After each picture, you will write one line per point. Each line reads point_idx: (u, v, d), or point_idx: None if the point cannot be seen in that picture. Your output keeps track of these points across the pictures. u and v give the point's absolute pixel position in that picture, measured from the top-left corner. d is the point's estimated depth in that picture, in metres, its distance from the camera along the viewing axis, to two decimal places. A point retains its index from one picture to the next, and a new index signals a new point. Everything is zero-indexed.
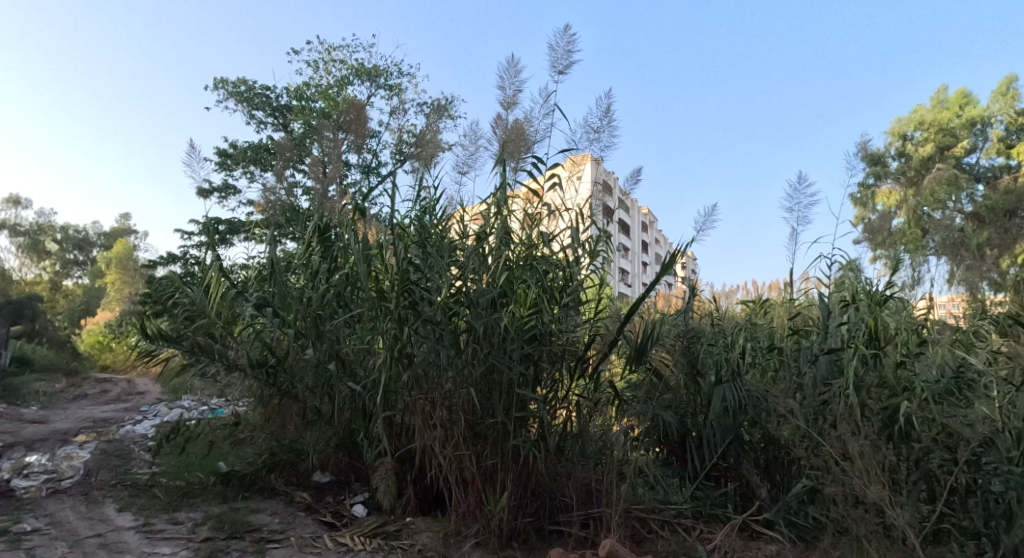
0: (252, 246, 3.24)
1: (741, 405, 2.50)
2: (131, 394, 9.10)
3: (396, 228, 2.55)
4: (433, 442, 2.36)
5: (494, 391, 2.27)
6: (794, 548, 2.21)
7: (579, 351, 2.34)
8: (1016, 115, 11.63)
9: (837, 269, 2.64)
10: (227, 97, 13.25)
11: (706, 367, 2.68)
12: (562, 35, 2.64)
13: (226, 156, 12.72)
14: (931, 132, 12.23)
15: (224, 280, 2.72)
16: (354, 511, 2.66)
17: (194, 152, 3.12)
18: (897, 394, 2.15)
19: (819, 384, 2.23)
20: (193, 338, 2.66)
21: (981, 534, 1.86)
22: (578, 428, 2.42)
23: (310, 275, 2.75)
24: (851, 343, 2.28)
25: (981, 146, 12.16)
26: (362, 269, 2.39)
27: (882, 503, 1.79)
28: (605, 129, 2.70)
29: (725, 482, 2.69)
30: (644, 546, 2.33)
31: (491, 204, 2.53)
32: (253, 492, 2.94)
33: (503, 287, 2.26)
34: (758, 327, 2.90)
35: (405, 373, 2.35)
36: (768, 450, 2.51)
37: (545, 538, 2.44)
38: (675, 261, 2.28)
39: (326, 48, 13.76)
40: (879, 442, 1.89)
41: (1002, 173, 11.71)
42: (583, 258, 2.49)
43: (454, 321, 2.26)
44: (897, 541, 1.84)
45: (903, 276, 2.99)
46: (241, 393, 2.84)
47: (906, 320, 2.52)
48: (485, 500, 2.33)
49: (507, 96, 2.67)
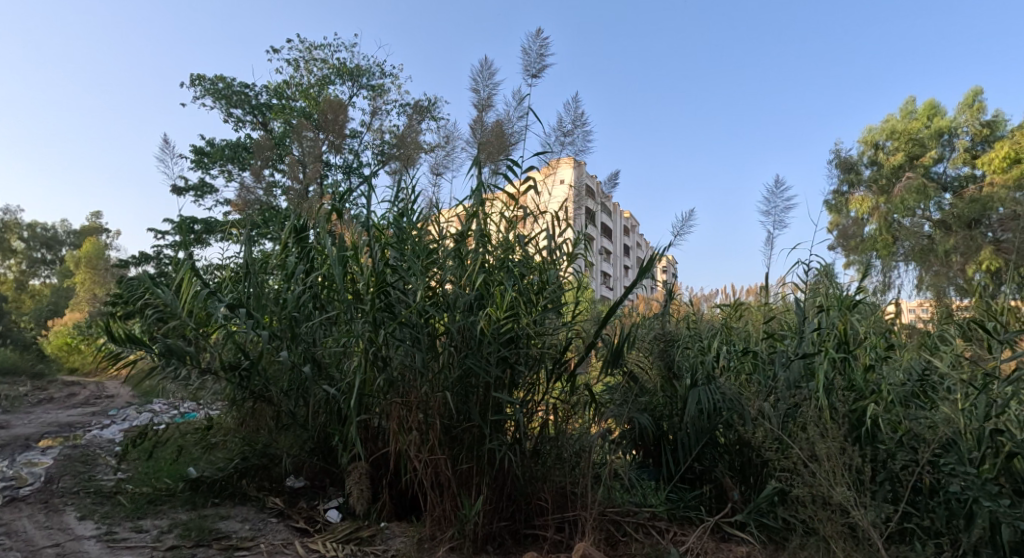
0: (227, 245, 3.17)
1: (716, 408, 2.52)
2: (100, 396, 8.86)
3: (373, 229, 2.53)
4: (408, 446, 2.33)
5: (471, 395, 2.28)
6: (765, 549, 2.25)
7: (557, 354, 2.34)
8: (981, 127, 12.03)
9: (813, 274, 2.68)
10: (204, 94, 13.01)
11: (681, 371, 2.73)
12: (534, 39, 2.65)
13: (203, 154, 12.49)
14: (901, 142, 12.59)
15: (195, 280, 2.63)
16: (328, 517, 2.63)
17: (167, 147, 3.00)
18: (865, 395, 2.20)
19: (791, 387, 2.28)
20: (165, 340, 2.51)
21: (943, 534, 1.91)
22: (555, 431, 2.43)
23: (286, 277, 2.70)
24: (821, 346, 2.32)
25: (949, 156, 12.41)
26: (338, 271, 2.34)
27: (847, 504, 1.82)
28: (579, 133, 2.71)
29: (699, 484, 2.71)
30: (617, 549, 2.33)
31: (468, 207, 2.53)
32: (222, 499, 2.85)
33: (480, 289, 2.24)
34: (734, 331, 2.94)
35: (379, 376, 2.31)
36: (743, 453, 2.51)
37: (520, 542, 2.44)
38: (651, 265, 2.29)
39: (306, 46, 13.62)
40: (846, 444, 1.92)
41: (967, 183, 12.11)
42: (562, 261, 2.49)
43: (431, 324, 2.23)
44: (862, 542, 1.87)
45: (875, 281, 3.06)
46: (213, 397, 2.77)
47: (875, 325, 2.58)
48: (461, 504, 2.32)
49: (481, 98, 2.67)
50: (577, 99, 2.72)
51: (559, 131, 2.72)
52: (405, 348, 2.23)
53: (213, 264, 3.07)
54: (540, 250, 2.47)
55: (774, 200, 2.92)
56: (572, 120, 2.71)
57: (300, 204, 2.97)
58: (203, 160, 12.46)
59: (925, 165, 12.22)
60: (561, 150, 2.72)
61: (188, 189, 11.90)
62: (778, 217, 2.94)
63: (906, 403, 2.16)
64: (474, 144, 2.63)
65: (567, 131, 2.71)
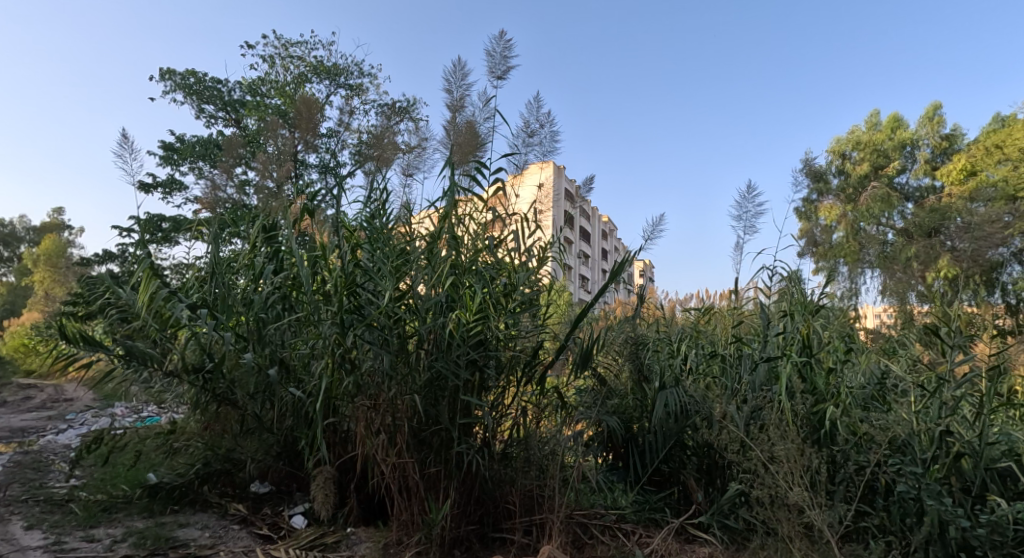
0: (195, 244, 3.08)
1: (685, 410, 2.59)
2: (58, 400, 8.52)
3: (344, 230, 2.49)
4: (376, 450, 2.30)
5: (441, 398, 2.25)
6: (726, 549, 2.27)
7: (528, 358, 2.34)
8: (941, 140, 12.53)
9: (780, 279, 2.74)
10: (174, 89, 12.70)
11: (651, 373, 2.75)
12: (498, 41, 2.64)
13: (172, 150, 12.19)
14: (866, 152, 13.07)
15: (157, 279, 2.54)
16: (293, 523, 2.58)
17: (125, 142, 2.89)
18: (826, 398, 2.25)
19: (756, 391, 2.33)
20: (124, 343, 2.43)
21: (895, 532, 1.97)
22: (524, 434, 2.43)
23: (254, 277, 2.63)
24: (785, 350, 2.38)
25: (911, 167, 12.90)
26: (305, 271, 2.30)
27: (803, 504, 1.87)
28: (545, 134, 2.72)
29: (667, 486, 2.75)
30: (584, 551, 2.34)
31: (441, 209, 2.51)
32: (182, 506, 2.76)
33: (449, 291, 2.22)
34: (703, 334, 2.99)
35: (346, 379, 2.26)
36: (708, 456, 2.55)
37: (488, 545, 2.44)
38: (620, 269, 2.30)
39: (282, 43, 13.42)
40: (804, 446, 1.97)
41: (928, 194, 12.59)
42: (533, 263, 2.52)
43: (400, 326, 2.20)
44: (818, 542, 1.92)
45: (841, 287, 3.15)
46: (174, 400, 2.68)
47: (838, 329, 2.65)
48: (428, 508, 2.30)
49: (454, 99, 2.66)
50: (542, 100, 2.72)
51: (526, 132, 2.72)
52: (373, 350, 2.19)
53: (179, 263, 2.98)
54: (510, 252, 2.49)
55: (744, 205, 2.97)
56: (539, 121, 2.71)
57: (269, 202, 2.91)
58: (172, 157, 12.15)
59: (889, 176, 12.67)
60: (529, 152, 2.73)
61: (156, 186, 11.56)
62: (748, 223, 2.99)
63: (864, 405, 2.22)
64: (446, 145, 2.62)
65: (533, 132, 2.72)
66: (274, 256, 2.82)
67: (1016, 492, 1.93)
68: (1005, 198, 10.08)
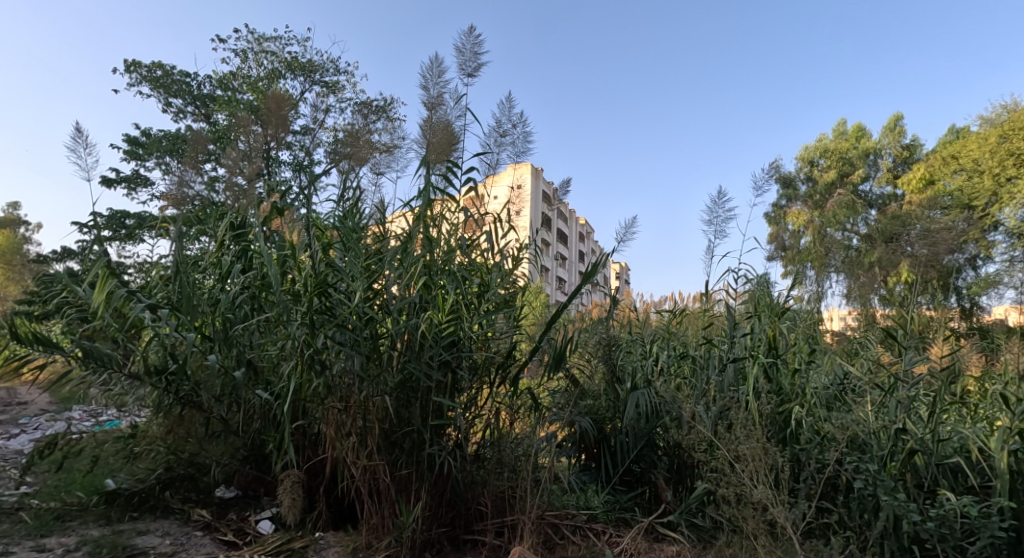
0: (160, 241, 2.98)
1: (656, 411, 2.62)
2: (11, 403, 8.14)
3: (315, 228, 2.45)
4: (346, 452, 2.26)
5: (413, 400, 2.23)
6: (694, 548, 2.30)
7: (501, 360, 2.33)
8: (903, 149, 13.03)
9: (747, 282, 2.81)
10: (140, 81, 12.31)
11: (624, 374, 2.79)
12: (467, 37, 2.64)
13: (137, 145, 11.85)
14: (833, 159, 13.61)
15: (117, 278, 2.45)
16: (260, 528, 2.52)
17: (80, 137, 2.67)
18: (791, 399, 2.31)
19: (724, 392, 2.37)
20: (79, 343, 2.33)
21: (854, 528, 2.03)
22: (496, 436, 2.43)
23: (221, 276, 2.57)
24: (752, 351, 2.44)
25: (874, 175, 13.38)
26: (275, 271, 2.25)
27: (767, 502, 1.91)
28: (518, 134, 2.72)
29: (637, 486, 2.78)
30: (555, 552, 2.34)
31: (416, 209, 2.50)
32: (142, 513, 2.66)
33: (421, 292, 2.20)
34: (674, 336, 3.04)
35: (316, 380, 2.20)
36: (678, 456, 2.59)
37: (459, 547, 2.44)
38: (594, 269, 2.31)
39: (254, 37, 13.17)
40: (768, 445, 2.01)
41: (890, 201, 13.07)
42: (508, 264, 2.53)
43: (371, 327, 2.17)
44: (780, 539, 1.96)
45: (808, 290, 3.24)
46: (134, 405, 2.57)
47: (804, 330, 2.72)
48: (398, 511, 2.27)
49: (429, 96, 2.64)
50: (513, 100, 2.73)
51: (499, 132, 2.73)
52: (344, 352, 2.15)
53: (142, 261, 2.88)
54: (483, 252, 2.49)
55: (715, 210, 3.04)
56: (510, 120, 2.72)
57: (239, 200, 2.85)
58: (137, 151, 11.77)
59: (854, 183, 13.11)
60: (501, 151, 2.73)
61: (119, 181, 11.17)
62: (719, 227, 3.06)
63: (828, 405, 2.28)
64: (420, 144, 2.60)
65: (505, 132, 2.72)
66: (243, 254, 2.76)
67: (965, 487, 2.01)
68: (961, 206, 10.74)
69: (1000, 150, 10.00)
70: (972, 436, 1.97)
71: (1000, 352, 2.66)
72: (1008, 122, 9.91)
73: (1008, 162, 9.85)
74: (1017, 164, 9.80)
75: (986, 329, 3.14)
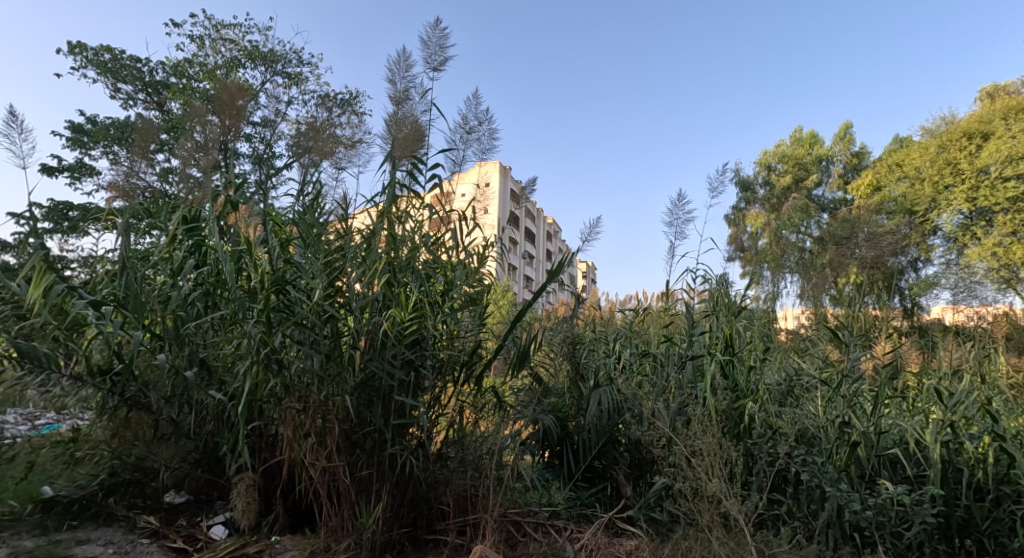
0: (106, 235, 2.83)
1: (617, 408, 2.67)
2: None
3: (274, 224, 2.38)
4: (303, 453, 2.20)
5: (374, 400, 2.19)
6: (652, 542, 2.35)
7: (465, 358, 2.33)
8: (852, 156, 13.66)
9: (706, 282, 2.89)
10: (85, 65, 11.68)
11: (587, 372, 2.84)
12: (433, 30, 2.62)
13: (82, 133, 11.25)
14: (790, 166, 14.13)
15: (57, 273, 2.31)
16: (212, 534, 2.43)
17: (14, 121, 2.51)
18: (746, 395, 2.40)
19: (683, 388, 2.43)
20: (12, 341, 2.22)
21: (802, 518, 2.11)
22: (458, 436, 2.42)
23: (173, 272, 2.47)
24: (709, 349, 2.52)
25: (825, 180, 13.97)
26: (230, 267, 2.17)
27: (721, 495, 1.96)
28: (484, 131, 2.72)
29: (599, 481, 2.83)
30: (516, 549, 2.35)
31: (380, 205, 2.47)
32: (83, 520, 2.52)
33: (383, 290, 2.18)
34: (636, 334, 3.10)
35: (273, 380, 2.12)
36: (637, 452, 2.65)
37: (421, 547, 2.42)
38: (559, 268, 2.32)
39: (211, 23, 12.67)
40: (723, 440, 2.07)
41: (840, 206, 13.68)
42: (473, 263, 2.52)
43: (331, 326, 2.13)
44: (734, 531, 2.02)
45: (763, 291, 3.37)
46: (76, 407, 2.44)
47: (759, 329, 2.82)
48: (358, 512, 2.23)
49: (395, 90, 2.60)
50: (479, 96, 2.72)
51: (465, 129, 2.72)
52: (303, 351, 2.10)
53: (87, 256, 2.73)
54: (448, 250, 2.47)
55: (676, 211, 3.11)
56: (476, 117, 2.71)
57: (192, 193, 2.74)
58: (81, 139, 11.14)
59: (807, 187, 13.65)
60: (467, 148, 2.72)
61: (62, 170, 10.55)
62: (679, 228, 3.13)
63: (780, 401, 2.36)
64: (385, 139, 2.56)
65: (472, 129, 2.71)
66: (197, 249, 2.65)
67: (903, 477, 2.12)
68: (903, 211, 11.35)
69: (939, 159, 10.60)
70: (909, 428, 2.08)
71: (936, 350, 2.82)
72: (947, 133, 10.53)
73: (946, 171, 10.46)
74: (954, 173, 10.41)
75: (924, 328, 3.33)
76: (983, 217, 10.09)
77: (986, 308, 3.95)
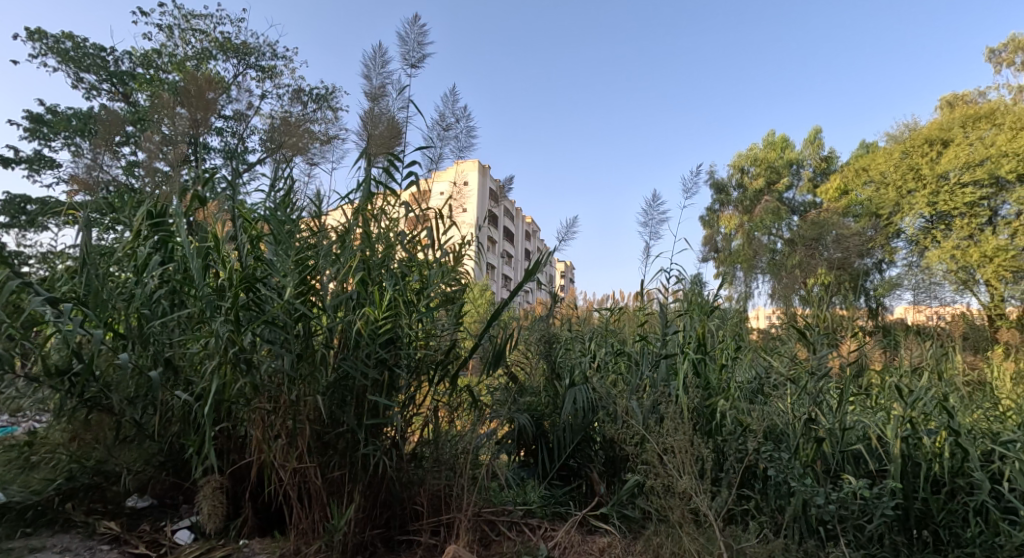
0: (66, 230, 2.74)
1: (592, 406, 2.69)
2: None
3: (244, 220, 2.32)
4: (273, 455, 2.16)
5: (347, 400, 2.16)
6: (625, 539, 2.37)
7: (439, 358, 2.31)
8: (822, 160, 14.02)
9: (681, 282, 2.93)
10: (46, 52, 11.25)
11: (562, 371, 2.85)
12: (411, 26, 2.59)
13: (42, 123, 10.84)
14: (761, 168, 14.41)
15: (12, 269, 2.21)
16: (177, 538, 2.37)
17: None
18: (717, 393, 2.44)
19: (657, 386, 2.46)
20: None
21: (769, 513, 2.16)
22: (432, 435, 2.40)
23: (137, 268, 2.39)
24: (683, 348, 2.55)
25: (795, 183, 14.33)
26: (198, 264, 2.11)
27: (691, 491, 2.00)
28: (461, 129, 2.70)
29: (573, 480, 2.85)
30: (490, 549, 2.34)
31: (355, 202, 2.43)
32: (38, 527, 2.41)
33: (357, 289, 2.14)
34: (611, 333, 3.13)
35: (242, 380, 2.07)
36: (611, 450, 2.68)
37: (393, 548, 2.39)
38: (535, 267, 2.33)
39: (181, 13, 12.32)
40: (695, 437, 2.10)
41: (809, 208, 14.04)
42: (448, 261, 2.50)
43: (303, 325, 2.08)
44: (704, 526, 2.05)
45: (735, 291, 3.43)
46: (32, 408, 2.35)
47: (730, 328, 2.88)
48: (330, 514, 2.20)
49: (372, 86, 2.56)
50: (456, 94, 2.70)
51: (441, 126, 2.69)
52: (274, 350, 2.05)
53: (45, 252, 2.63)
54: (423, 249, 2.45)
55: (651, 211, 3.14)
56: (453, 115, 2.69)
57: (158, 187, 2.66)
58: (41, 130, 10.75)
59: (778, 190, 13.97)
60: (444, 146, 2.69)
61: (20, 162, 10.15)
62: (654, 229, 3.17)
63: (751, 399, 2.41)
64: (360, 135, 2.52)
65: (448, 126, 2.69)
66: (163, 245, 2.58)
67: (866, 472, 2.19)
68: (869, 214, 11.71)
69: (902, 164, 10.98)
70: (873, 425, 2.14)
71: (898, 348, 2.92)
72: (910, 139, 10.90)
73: (909, 176, 10.83)
74: (916, 178, 10.79)
75: (888, 328, 3.43)
76: (943, 221, 10.49)
77: (945, 308, 4.10)
